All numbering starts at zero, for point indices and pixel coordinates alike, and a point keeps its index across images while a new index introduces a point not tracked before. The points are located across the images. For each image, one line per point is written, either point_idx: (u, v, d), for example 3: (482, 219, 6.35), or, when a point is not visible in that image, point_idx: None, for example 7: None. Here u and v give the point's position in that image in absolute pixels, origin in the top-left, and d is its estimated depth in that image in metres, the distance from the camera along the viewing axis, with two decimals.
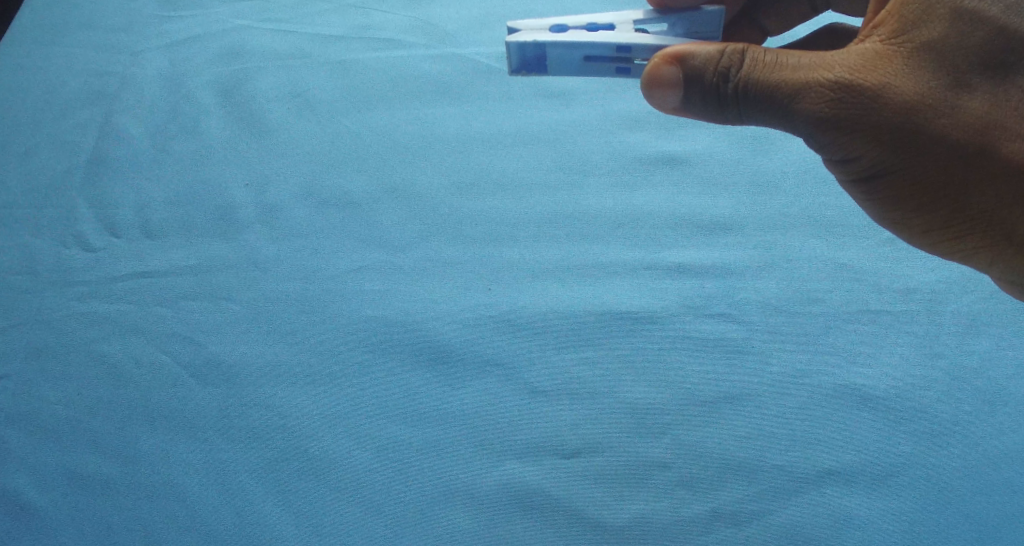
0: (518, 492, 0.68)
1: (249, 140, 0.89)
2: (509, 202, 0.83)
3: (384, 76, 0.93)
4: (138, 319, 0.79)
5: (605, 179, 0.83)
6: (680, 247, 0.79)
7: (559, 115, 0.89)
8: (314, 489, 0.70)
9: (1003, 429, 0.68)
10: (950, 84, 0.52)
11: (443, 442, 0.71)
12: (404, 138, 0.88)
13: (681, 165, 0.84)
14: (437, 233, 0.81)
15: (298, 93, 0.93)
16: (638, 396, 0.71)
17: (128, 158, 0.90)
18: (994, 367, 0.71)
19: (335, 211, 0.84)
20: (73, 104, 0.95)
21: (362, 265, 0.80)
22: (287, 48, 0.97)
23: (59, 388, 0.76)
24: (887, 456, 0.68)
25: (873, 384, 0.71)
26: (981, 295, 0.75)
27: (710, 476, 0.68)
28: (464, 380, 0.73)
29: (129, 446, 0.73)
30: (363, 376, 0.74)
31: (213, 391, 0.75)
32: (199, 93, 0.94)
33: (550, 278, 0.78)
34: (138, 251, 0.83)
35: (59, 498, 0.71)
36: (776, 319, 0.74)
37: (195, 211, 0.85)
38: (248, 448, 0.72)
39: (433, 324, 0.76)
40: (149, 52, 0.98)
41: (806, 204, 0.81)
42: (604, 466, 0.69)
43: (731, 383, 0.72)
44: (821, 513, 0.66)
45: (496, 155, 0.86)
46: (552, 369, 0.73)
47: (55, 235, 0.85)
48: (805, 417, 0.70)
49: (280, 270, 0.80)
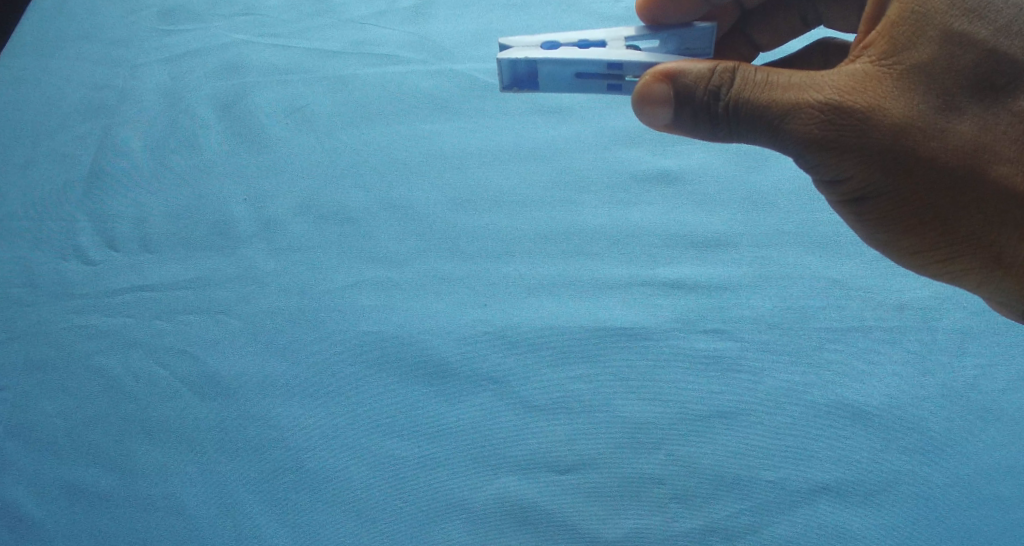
0: (513, 507, 0.69)
1: (247, 154, 0.90)
2: (505, 218, 0.83)
3: (382, 92, 0.94)
4: (136, 332, 0.80)
5: (600, 195, 0.84)
6: (675, 264, 0.79)
7: (555, 131, 0.89)
8: (310, 504, 0.70)
9: (995, 444, 0.69)
10: (940, 107, 0.52)
11: (439, 457, 0.71)
12: (401, 153, 0.89)
13: (676, 181, 0.85)
14: (434, 248, 0.82)
15: (296, 108, 0.93)
16: (632, 411, 0.72)
17: (127, 171, 0.90)
18: (986, 382, 0.72)
19: (333, 226, 0.84)
20: (73, 117, 0.95)
21: (359, 279, 0.80)
22: (286, 62, 0.97)
23: (57, 401, 0.77)
24: (880, 470, 0.68)
25: (867, 399, 0.71)
26: (973, 311, 0.75)
27: (705, 491, 0.68)
28: (460, 394, 0.74)
29: (127, 458, 0.73)
30: (360, 391, 0.75)
31: (210, 405, 0.75)
32: (198, 107, 0.94)
33: (546, 294, 0.78)
34: (136, 264, 0.83)
35: (57, 510, 0.72)
36: (770, 334, 0.75)
37: (193, 225, 0.86)
38: (245, 461, 0.72)
39: (429, 338, 0.77)
40: (149, 65, 0.99)
41: (800, 220, 0.82)
42: (598, 482, 0.69)
43: (724, 397, 0.72)
44: (814, 527, 0.67)
45: (493, 171, 0.87)
46: (547, 384, 0.74)
47: (54, 247, 0.85)
48: (798, 432, 0.70)
49: (278, 284, 0.81)
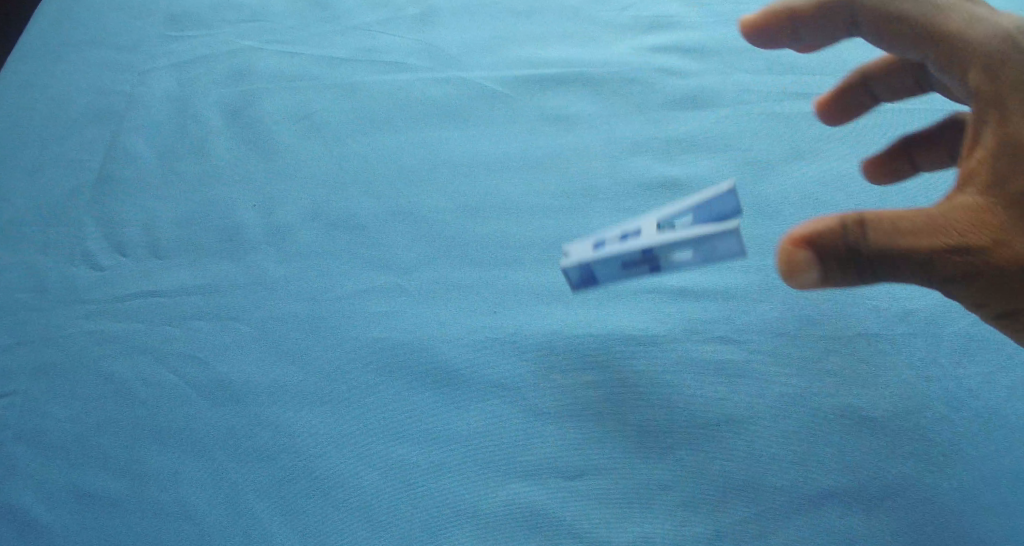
0: (520, 513, 0.69)
1: (256, 161, 0.90)
2: (513, 225, 0.84)
3: (390, 100, 0.94)
4: (145, 337, 0.80)
5: (608, 203, 0.84)
6: (682, 272, 0.80)
7: (561, 139, 0.89)
8: (318, 509, 0.70)
9: (1004, 451, 0.69)
10: None
11: (447, 463, 0.71)
12: (408, 162, 0.89)
13: (685, 188, 0.84)
14: (442, 255, 0.82)
15: (305, 115, 0.94)
16: (639, 418, 0.72)
17: (136, 177, 0.91)
18: (993, 389, 0.72)
19: (341, 232, 0.84)
20: (83, 123, 0.96)
21: (367, 286, 0.81)
22: (294, 70, 0.98)
23: (66, 405, 0.77)
24: (888, 477, 0.69)
25: (873, 407, 0.72)
26: (980, 319, 0.76)
27: (713, 497, 0.69)
28: (467, 401, 0.74)
29: (136, 463, 0.74)
30: (368, 397, 0.75)
31: (219, 411, 0.75)
32: (206, 113, 0.95)
33: (555, 301, 0.79)
34: (146, 270, 0.84)
35: (65, 515, 0.72)
36: (776, 341, 0.75)
37: (201, 231, 0.86)
38: (254, 466, 0.72)
39: (437, 345, 0.77)
40: (158, 72, 1.00)
41: (807, 226, 0.81)
42: (607, 487, 0.69)
43: (731, 404, 0.72)
44: (822, 532, 0.67)
45: (500, 179, 0.87)
46: (554, 391, 0.74)
47: (63, 252, 0.86)
48: (805, 439, 0.71)
49: (286, 291, 0.81)
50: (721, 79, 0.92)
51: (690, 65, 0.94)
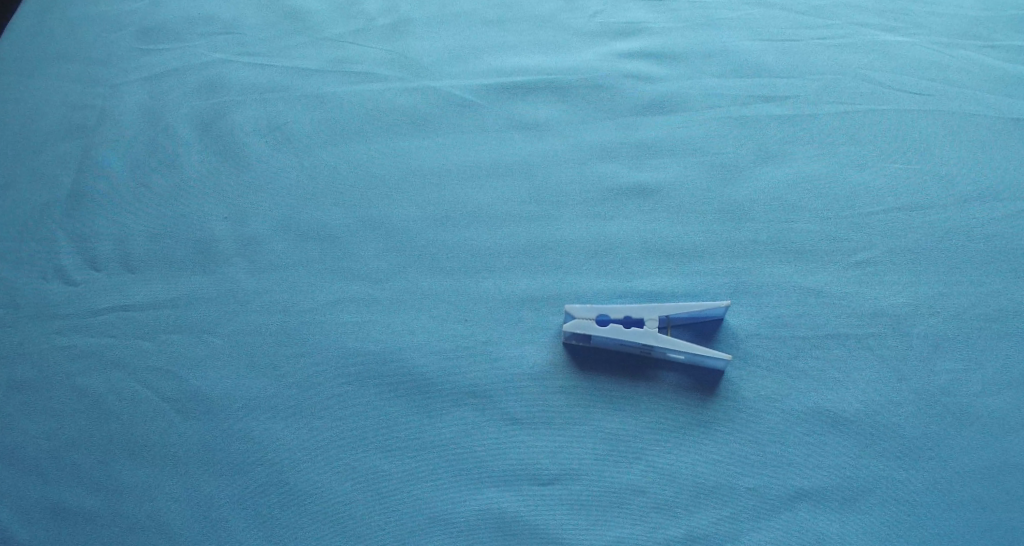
0: (495, 520, 0.69)
1: (229, 173, 0.90)
2: (484, 233, 0.84)
3: (360, 110, 0.94)
4: (119, 352, 0.80)
5: (579, 209, 0.85)
6: (653, 274, 0.80)
7: (531, 147, 0.90)
8: (296, 520, 0.70)
9: (971, 447, 0.71)
10: None
11: (422, 471, 0.72)
12: (380, 171, 0.89)
13: (654, 194, 0.85)
14: (414, 264, 0.83)
15: (276, 126, 0.94)
16: (613, 423, 0.73)
17: (109, 191, 0.90)
18: (961, 386, 0.73)
19: (314, 243, 0.85)
20: (54, 136, 0.95)
21: (341, 295, 0.81)
22: (265, 81, 0.98)
23: (39, 422, 0.77)
24: (859, 476, 0.70)
25: (842, 407, 0.73)
26: (947, 317, 0.77)
27: (686, 500, 0.69)
28: (442, 409, 0.74)
29: (112, 479, 0.73)
30: (342, 407, 0.75)
31: (194, 424, 0.75)
32: (178, 126, 0.95)
33: (527, 307, 0.79)
34: (119, 284, 0.84)
35: (40, 532, 0.72)
36: (748, 343, 0.76)
37: (174, 244, 0.86)
38: (231, 478, 0.73)
39: (411, 354, 0.77)
40: (129, 85, 0.99)
41: (776, 229, 0.82)
42: (580, 493, 0.70)
43: (703, 407, 0.73)
44: (795, 533, 0.68)
45: (472, 188, 0.87)
46: (528, 398, 0.74)
47: (35, 268, 0.85)
48: (777, 440, 0.71)
49: (259, 303, 0.81)
50: (688, 86, 0.93)
51: (658, 71, 0.94)
